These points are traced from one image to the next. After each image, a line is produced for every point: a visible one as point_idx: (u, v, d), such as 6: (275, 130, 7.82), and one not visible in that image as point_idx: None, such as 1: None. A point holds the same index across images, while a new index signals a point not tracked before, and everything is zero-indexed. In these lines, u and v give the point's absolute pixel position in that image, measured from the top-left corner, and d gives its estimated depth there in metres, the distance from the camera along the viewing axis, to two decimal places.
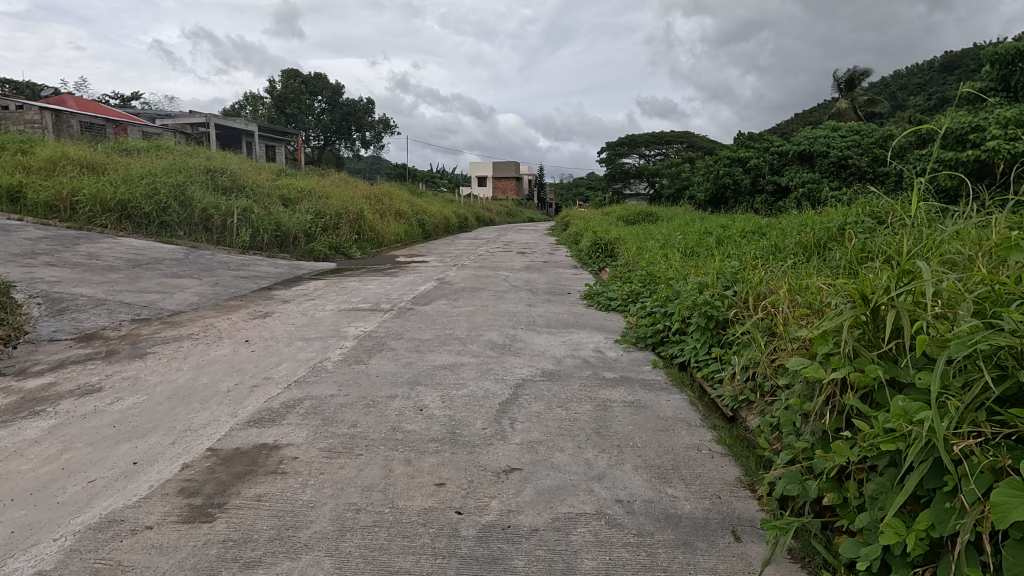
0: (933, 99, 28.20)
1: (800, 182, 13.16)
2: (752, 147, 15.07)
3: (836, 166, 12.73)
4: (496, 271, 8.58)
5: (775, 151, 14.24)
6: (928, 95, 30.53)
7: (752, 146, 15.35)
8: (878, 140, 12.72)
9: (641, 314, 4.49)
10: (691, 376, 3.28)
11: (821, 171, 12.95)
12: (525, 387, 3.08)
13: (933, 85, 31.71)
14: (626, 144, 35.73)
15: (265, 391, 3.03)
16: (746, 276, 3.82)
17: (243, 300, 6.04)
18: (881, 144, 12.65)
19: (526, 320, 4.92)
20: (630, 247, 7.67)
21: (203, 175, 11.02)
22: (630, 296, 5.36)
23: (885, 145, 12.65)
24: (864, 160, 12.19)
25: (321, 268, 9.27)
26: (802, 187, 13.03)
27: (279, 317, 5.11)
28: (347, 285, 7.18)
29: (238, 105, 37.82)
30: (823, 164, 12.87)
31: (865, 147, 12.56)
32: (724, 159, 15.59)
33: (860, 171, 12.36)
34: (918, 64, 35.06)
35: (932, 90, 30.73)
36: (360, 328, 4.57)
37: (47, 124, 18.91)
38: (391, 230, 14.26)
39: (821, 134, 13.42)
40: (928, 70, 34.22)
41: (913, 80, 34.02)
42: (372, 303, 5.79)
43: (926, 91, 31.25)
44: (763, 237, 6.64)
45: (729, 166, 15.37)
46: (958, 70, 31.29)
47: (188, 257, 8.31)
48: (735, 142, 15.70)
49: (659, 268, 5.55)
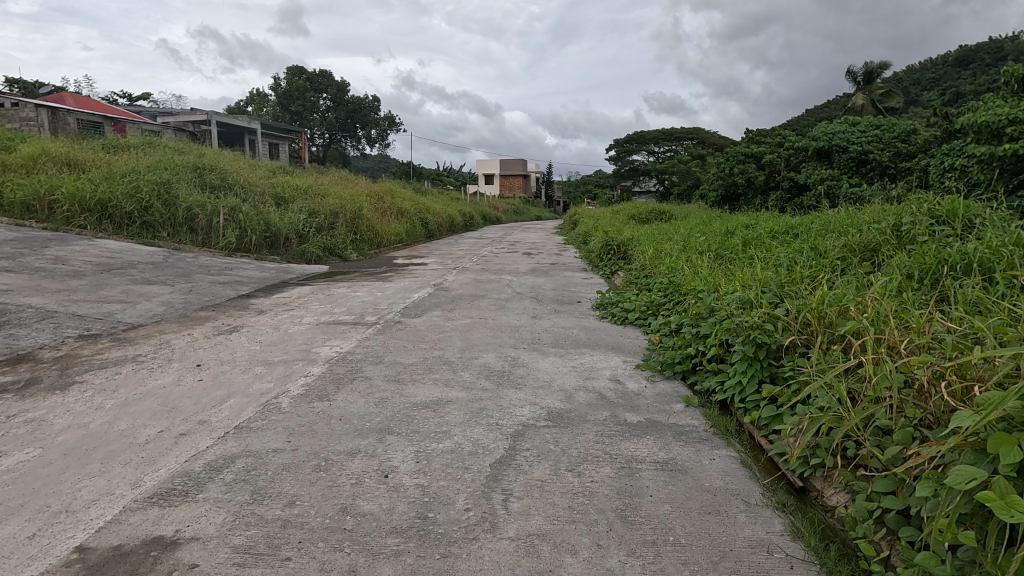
0: (949, 94, 27.26)
1: (818, 178, 12.39)
2: (766, 142, 14.33)
3: (856, 161, 11.95)
4: (499, 275, 7.91)
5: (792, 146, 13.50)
6: (943, 89, 29.61)
7: (764, 141, 14.63)
8: (902, 134, 11.98)
9: (668, 333, 3.80)
10: (737, 421, 2.58)
11: (839, 167, 12.20)
12: (525, 438, 2.39)
13: (947, 79, 30.75)
14: (635, 141, 34.93)
15: (193, 442, 2.37)
16: (800, 291, 3.10)
17: (214, 311, 5.40)
18: (904, 138, 11.88)
19: (530, 337, 4.24)
20: (645, 250, 6.99)
21: (191, 172, 10.42)
22: (652, 308, 4.67)
23: (909, 139, 11.90)
24: (886, 156, 11.43)
25: (311, 271, 8.64)
26: (820, 184, 12.26)
27: (248, 333, 4.47)
28: (335, 292, 6.55)
29: (242, 103, 37.34)
30: (842, 159, 12.13)
31: (887, 141, 11.80)
32: (736, 156, 15.05)
33: (881, 166, 11.56)
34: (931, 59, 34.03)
35: (947, 85, 29.78)
36: (335, 348, 3.91)
37: (43, 122, 18.46)
38: (391, 229, 13.62)
39: (841, 128, 12.66)
40: (942, 63, 33.16)
41: (927, 74, 33.02)
42: (356, 315, 5.13)
43: (941, 86, 30.31)
44: (797, 239, 5.93)
45: (742, 162, 14.83)
46: (973, 63, 30.34)
47: (167, 261, 7.71)
48: (749, 137, 14.97)
49: (683, 274, 4.87)
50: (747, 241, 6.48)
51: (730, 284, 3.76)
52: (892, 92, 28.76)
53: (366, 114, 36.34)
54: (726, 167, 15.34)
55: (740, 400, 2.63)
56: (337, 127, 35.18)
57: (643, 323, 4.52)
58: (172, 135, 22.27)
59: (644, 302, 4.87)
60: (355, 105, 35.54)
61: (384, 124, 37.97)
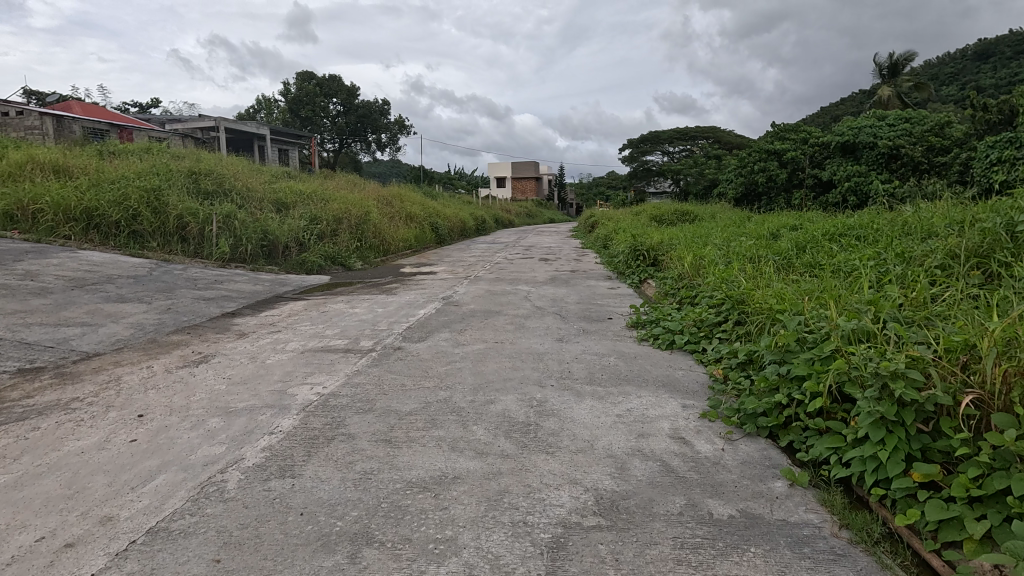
0: (973, 87, 26.08)
1: (844, 175, 11.43)
2: (788, 138, 13.36)
3: (885, 157, 10.94)
4: (514, 285, 7.12)
5: (817, 142, 12.56)
6: (963, 83, 28.50)
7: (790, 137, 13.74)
8: (934, 128, 11.06)
9: (738, 371, 2.99)
10: (875, 517, 1.78)
11: (867, 164, 11.26)
12: (569, 557, 1.59)
13: (968, 72, 29.52)
14: (650, 140, 33.80)
15: (79, 561, 1.60)
16: (939, 323, 2.29)
17: (188, 335, 4.67)
18: (937, 132, 11.02)
19: (557, 370, 3.43)
20: (682, 256, 6.18)
21: (184, 177, 9.76)
22: (705, 329, 3.86)
23: (943, 133, 11.05)
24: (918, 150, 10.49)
25: (309, 283, 7.91)
26: (847, 181, 11.31)
27: (217, 366, 3.71)
28: (330, 308, 5.80)
29: (252, 110, 37.00)
30: (869, 155, 11.17)
31: (919, 136, 10.93)
32: (758, 152, 14.08)
33: (914, 162, 10.61)
34: (951, 53, 32.74)
35: (968, 78, 28.63)
36: (316, 389, 3.13)
37: (47, 130, 18.05)
38: (398, 235, 12.91)
39: (868, 123, 11.67)
40: (962, 56, 31.82)
41: (946, 67, 31.78)
42: (350, 339, 4.35)
43: (961, 79, 29.16)
44: (860, 243, 5.12)
45: (764, 159, 13.83)
46: (993, 57, 29.14)
47: (152, 274, 7.02)
48: (773, 132, 14.05)
49: (739, 287, 4.06)
50: (800, 244, 5.67)
51: (818, 307, 2.95)
52: (919, 85, 27.54)
53: (375, 118, 35.84)
54: (748, 164, 14.42)
55: (876, 485, 1.82)
56: (346, 132, 34.71)
57: (696, 350, 3.71)
58: (178, 141, 21.79)
59: (692, 322, 4.08)
60: (365, 109, 35.03)
61: (394, 128, 37.41)
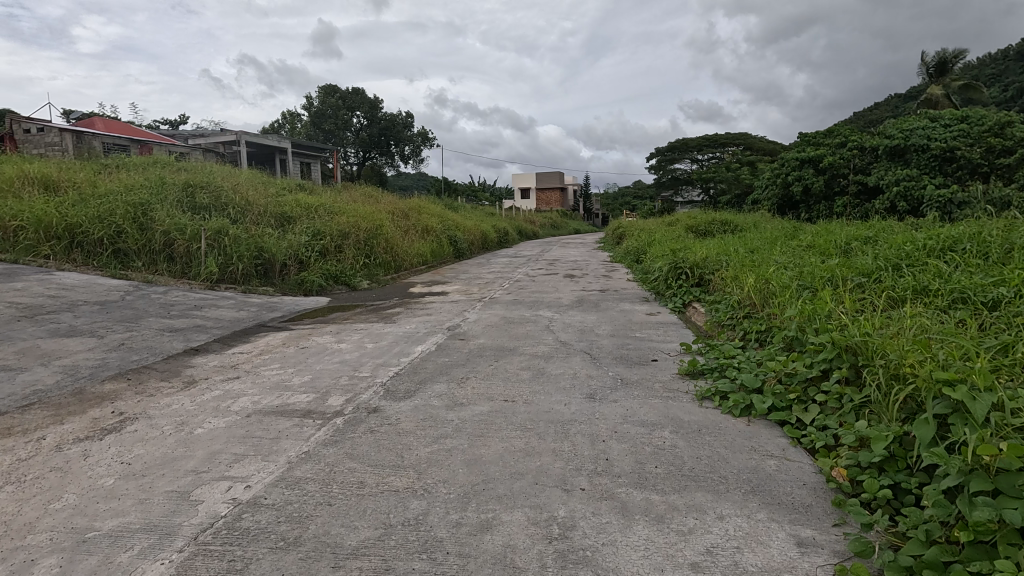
0: (1015, 87, 24.23)
1: (892, 180, 10.07)
2: (824, 142, 12.08)
3: (938, 160, 9.64)
4: (535, 310, 6.08)
5: (862, 146, 11.24)
6: (1006, 84, 26.58)
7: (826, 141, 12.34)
8: (993, 127, 9.44)
9: (881, 482, 1.90)
10: None
11: (918, 168, 9.88)
12: None
13: (1010, 73, 27.47)
14: (678, 148, 32.41)
15: None
16: None
17: (125, 384, 3.73)
18: (998, 132, 9.44)
19: (590, 458, 2.35)
20: (739, 278, 5.07)
21: (179, 191, 9.03)
22: (796, 388, 2.76)
23: (1004, 133, 9.33)
24: (976, 153, 9.11)
25: (304, 308, 7.00)
26: (895, 186, 9.97)
27: (127, 438, 2.74)
28: (313, 343, 4.82)
29: (276, 123, 36.97)
30: (921, 159, 9.82)
31: (977, 136, 9.45)
32: (790, 160, 12.70)
33: (972, 165, 9.22)
34: (992, 55, 30.72)
35: (1012, 77, 26.61)
36: (234, 493, 2.12)
37: (67, 146, 17.75)
38: (411, 249, 12.00)
39: (919, 124, 10.29)
40: (1004, 57, 29.61)
41: (988, 68, 29.70)
42: (318, 394, 3.35)
43: (1002, 81, 27.26)
44: (979, 268, 3.96)
45: (798, 169, 12.46)
46: None
47: (123, 300, 6.20)
48: (808, 137, 12.75)
49: (841, 329, 2.97)
50: (893, 262, 4.49)
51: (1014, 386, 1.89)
52: (968, 85, 25.59)
53: (397, 130, 35.40)
54: (781, 173, 13.08)
55: None
56: (369, 144, 34.32)
57: (788, 423, 2.60)
58: (197, 155, 21.43)
59: (774, 376, 2.97)
60: (387, 121, 34.59)
61: (417, 140, 36.84)
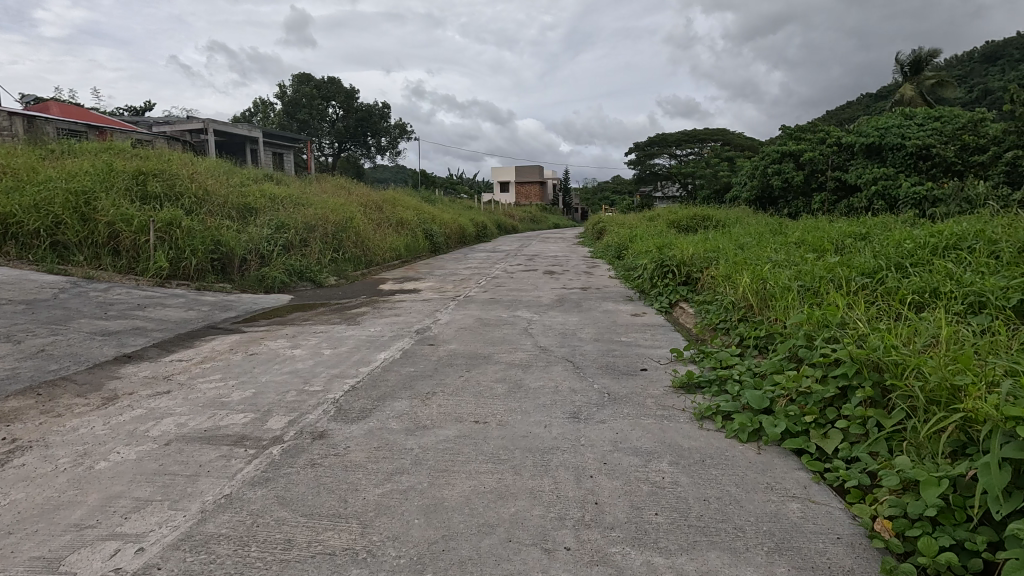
0: (979, 88, 24.61)
1: (868, 178, 9.81)
2: (805, 137, 11.84)
3: (913, 157, 9.46)
4: (512, 310, 5.63)
5: (839, 142, 11.04)
6: (971, 85, 26.97)
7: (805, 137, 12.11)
8: (966, 125, 9.39)
9: (939, 541, 1.53)
10: None
11: (894, 165, 9.69)
12: None
13: (975, 74, 27.91)
14: (657, 143, 32.21)
15: None
16: None
17: (31, 400, 3.18)
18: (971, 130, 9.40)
19: (577, 501, 1.92)
20: (731, 278, 4.70)
21: (129, 178, 8.28)
22: (812, 409, 2.38)
23: (976, 131, 9.30)
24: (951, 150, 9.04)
25: (262, 307, 6.44)
26: (872, 184, 9.71)
27: (8, 476, 2.22)
28: (264, 349, 4.29)
29: (248, 112, 35.72)
30: (897, 156, 9.62)
31: (950, 134, 9.37)
32: (770, 154, 12.43)
33: (946, 162, 9.13)
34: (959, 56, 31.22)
35: (978, 78, 27.05)
36: (118, 563, 1.63)
37: (18, 131, 16.65)
38: (384, 243, 11.45)
39: (895, 122, 10.12)
40: (970, 58, 30.09)
41: (955, 69, 30.13)
42: (257, 414, 2.85)
43: (966, 82, 27.68)
44: (991, 269, 3.67)
45: (777, 162, 12.17)
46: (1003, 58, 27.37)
47: (56, 299, 5.57)
48: (787, 133, 12.52)
49: (860, 340, 2.61)
50: (895, 261, 4.17)
51: None
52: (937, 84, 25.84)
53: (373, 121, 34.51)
54: (760, 167, 12.81)
55: None
56: (344, 135, 33.38)
57: (805, 453, 2.22)
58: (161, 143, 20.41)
59: (785, 394, 2.59)
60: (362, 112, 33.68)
61: (394, 131, 36.01)
